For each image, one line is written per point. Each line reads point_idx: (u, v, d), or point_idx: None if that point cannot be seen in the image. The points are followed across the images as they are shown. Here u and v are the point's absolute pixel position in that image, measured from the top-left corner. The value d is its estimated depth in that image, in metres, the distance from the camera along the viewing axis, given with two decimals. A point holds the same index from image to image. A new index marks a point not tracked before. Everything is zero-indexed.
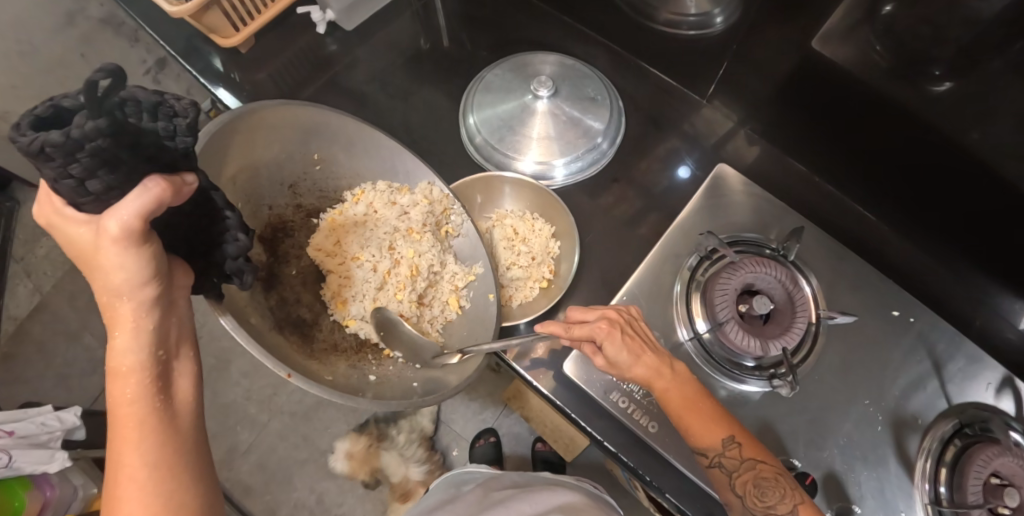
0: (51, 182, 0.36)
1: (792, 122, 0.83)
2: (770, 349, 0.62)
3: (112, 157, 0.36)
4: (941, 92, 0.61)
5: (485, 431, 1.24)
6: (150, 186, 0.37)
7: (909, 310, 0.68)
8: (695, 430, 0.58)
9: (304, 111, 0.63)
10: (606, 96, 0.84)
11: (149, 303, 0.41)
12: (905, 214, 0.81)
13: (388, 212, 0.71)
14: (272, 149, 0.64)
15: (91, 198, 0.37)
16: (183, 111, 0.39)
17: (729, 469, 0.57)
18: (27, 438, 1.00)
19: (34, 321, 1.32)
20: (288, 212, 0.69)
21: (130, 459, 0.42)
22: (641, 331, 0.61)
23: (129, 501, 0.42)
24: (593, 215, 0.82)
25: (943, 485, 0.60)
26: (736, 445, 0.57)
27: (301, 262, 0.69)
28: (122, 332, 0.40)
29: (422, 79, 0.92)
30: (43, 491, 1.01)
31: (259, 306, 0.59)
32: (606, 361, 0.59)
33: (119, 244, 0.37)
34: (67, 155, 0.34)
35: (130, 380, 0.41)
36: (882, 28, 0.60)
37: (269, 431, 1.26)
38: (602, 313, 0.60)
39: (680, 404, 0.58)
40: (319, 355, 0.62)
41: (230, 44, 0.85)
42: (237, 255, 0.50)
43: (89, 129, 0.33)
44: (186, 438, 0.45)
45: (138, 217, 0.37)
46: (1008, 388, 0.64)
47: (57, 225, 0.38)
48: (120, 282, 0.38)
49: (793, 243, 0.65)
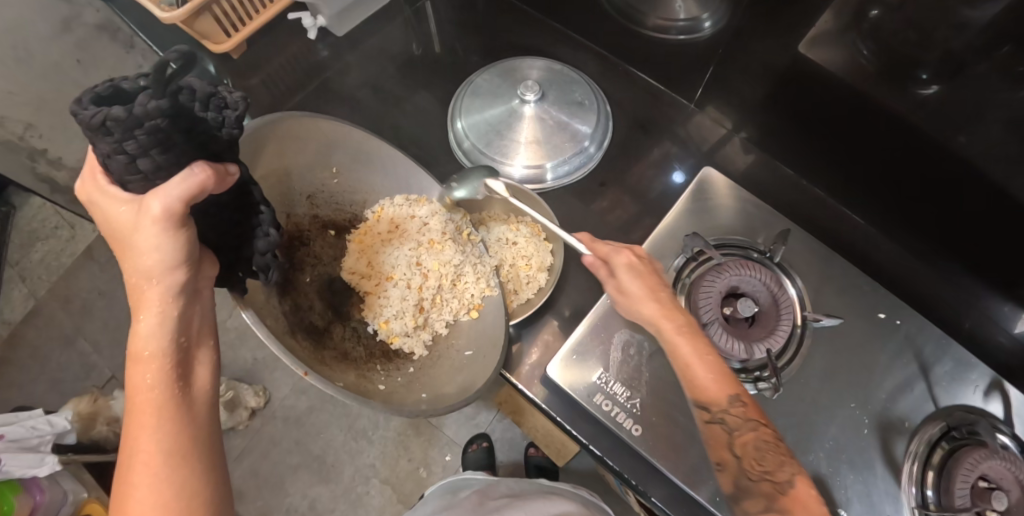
0: (101, 157, 0.37)
1: (788, 129, 0.83)
2: (754, 352, 0.62)
3: (167, 138, 0.36)
4: (928, 95, 0.61)
5: (478, 436, 1.24)
6: (196, 170, 0.38)
7: (896, 313, 0.67)
8: (696, 377, 0.57)
9: (333, 127, 0.66)
10: (594, 100, 0.85)
11: (174, 289, 0.42)
12: (902, 223, 0.80)
13: (412, 224, 0.71)
14: (300, 157, 0.65)
15: (139, 177, 0.38)
16: (234, 103, 0.39)
17: (730, 426, 0.55)
18: (17, 442, 1.01)
19: (28, 326, 1.32)
20: (305, 221, 0.69)
21: (145, 443, 0.41)
22: (655, 270, 0.64)
23: (141, 487, 0.41)
24: (584, 220, 0.83)
25: (930, 488, 0.60)
26: (740, 403, 0.56)
27: (315, 271, 0.69)
28: (148, 316, 0.41)
29: (413, 85, 0.93)
30: (32, 495, 1.01)
31: (274, 310, 0.59)
32: (618, 290, 0.63)
33: (158, 225, 0.38)
34: (126, 131, 0.35)
35: (151, 365, 0.42)
36: (867, 30, 0.61)
37: (263, 436, 1.26)
38: (621, 246, 0.64)
39: (688, 353, 0.57)
40: (330, 362, 0.61)
41: (222, 50, 0.85)
42: (266, 251, 0.50)
43: (151, 108, 0.34)
44: (202, 426, 0.44)
45: (181, 201, 0.38)
46: (996, 391, 0.64)
47: (99, 205, 0.40)
48: (151, 265, 0.40)
49: (780, 245, 0.66)
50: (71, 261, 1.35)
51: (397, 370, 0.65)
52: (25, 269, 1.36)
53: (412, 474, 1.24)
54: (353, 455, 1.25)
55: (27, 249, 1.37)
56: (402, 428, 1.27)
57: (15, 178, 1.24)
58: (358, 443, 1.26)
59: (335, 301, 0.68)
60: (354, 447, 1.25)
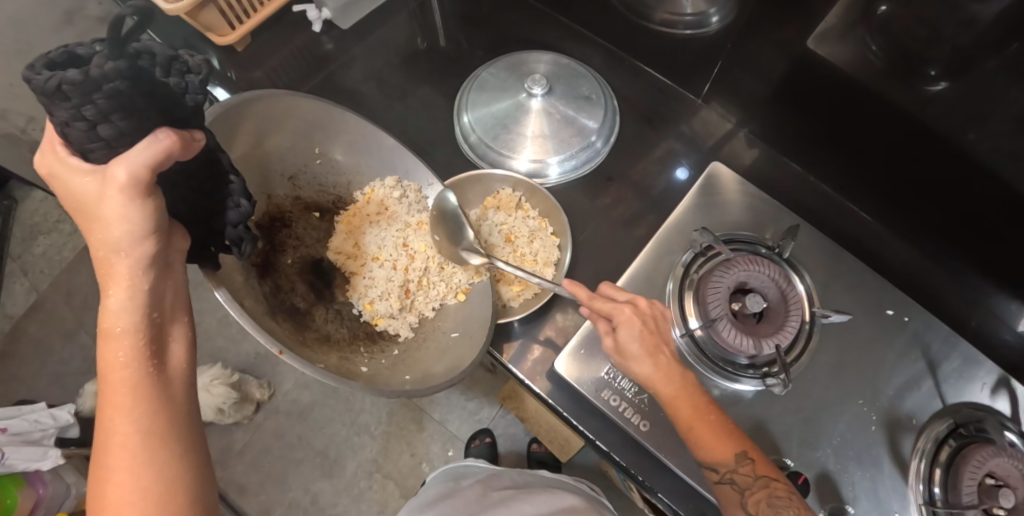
0: (61, 127, 0.37)
1: (792, 124, 0.83)
2: (763, 347, 0.61)
3: (128, 103, 0.37)
4: (937, 92, 0.61)
5: (481, 432, 1.24)
6: (161, 136, 0.37)
7: (904, 310, 0.67)
8: (705, 443, 0.57)
9: (311, 106, 0.65)
10: (601, 95, 0.84)
11: (145, 261, 0.40)
12: (906, 220, 0.80)
13: (399, 207, 0.70)
14: (277, 139, 0.64)
15: (101, 144, 0.37)
16: (197, 66, 0.42)
17: (741, 486, 0.56)
18: (20, 435, 1.01)
19: (30, 320, 1.32)
20: (287, 202, 0.68)
21: (120, 425, 0.42)
22: (662, 330, 0.59)
23: (119, 470, 0.42)
24: (589, 215, 0.82)
25: (937, 485, 0.59)
26: (749, 461, 0.57)
27: (298, 252, 0.67)
28: (117, 291, 0.40)
29: (418, 79, 0.92)
30: (36, 489, 1.02)
31: (252, 291, 0.58)
32: (613, 345, 0.58)
33: (124, 194, 0.36)
34: (84, 95, 0.35)
35: (123, 342, 0.41)
36: (878, 28, 0.60)
37: (265, 430, 1.25)
38: (631, 298, 0.60)
39: (688, 413, 0.57)
40: (310, 344, 0.60)
41: (227, 42, 0.85)
42: (238, 223, 0.50)
43: (109, 70, 0.35)
44: (179, 407, 0.45)
45: (147, 168, 0.36)
46: (1003, 389, 0.64)
47: (59, 175, 0.39)
48: (119, 237, 0.38)
49: (789, 241, 0.65)
50: (73, 255, 1.35)
51: (380, 353, 0.64)
52: (27, 263, 1.35)
53: (414, 469, 1.24)
54: (356, 449, 1.25)
55: (29, 243, 1.37)
56: (404, 423, 1.27)
57: (15, 171, 1.23)
58: (360, 438, 1.26)
59: (319, 282, 0.68)
60: (357, 442, 1.25)
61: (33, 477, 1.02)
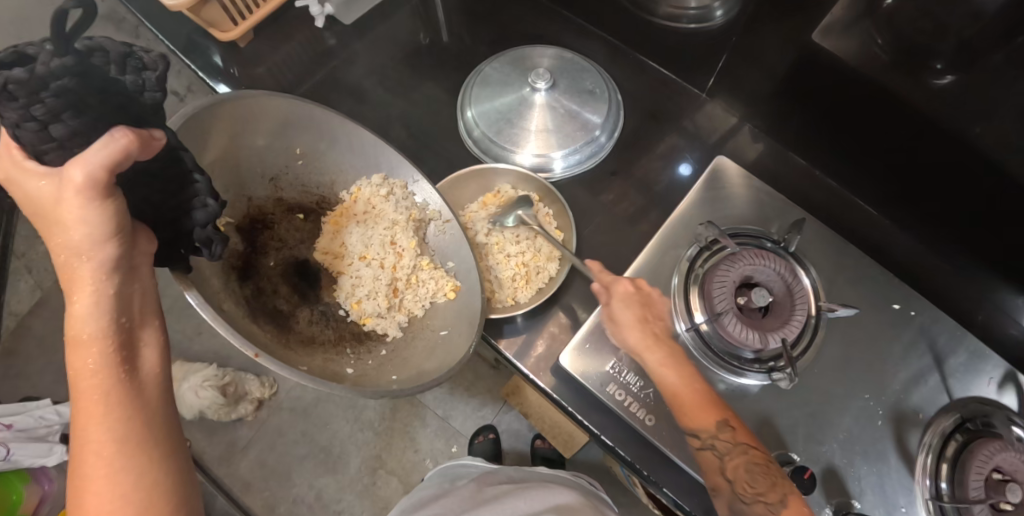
0: (12, 128, 0.37)
1: (796, 118, 0.82)
2: (769, 341, 0.61)
3: (78, 100, 0.37)
4: (943, 86, 0.60)
5: (485, 428, 1.24)
6: (117, 136, 0.36)
7: (910, 304, 0.67)
8: (683, 407, 0.58)
9: (285, 103, 0.62)
10: (605, 89, 0.84)
11: (110, 265, 0.40)
12: (915, 212, 0.79)
13: (387, 205, 0.69)
14: (258, 138, 0.63)
15: (54, 144, 0.37)
16: (152, 64, 0.41)
17: (721, 452, 0.57)
18: (26, 432, 1.03)
19: (34, 317, 1.32)
20: (269, 205, 0.68)
21: (95, 433, 0.42)
22: (656, 307, 0.63)
23: (95, 477, 0.42)
24: (591, 210, 0.82)
25: (944, 481, 0.59)
26: (729, 428, 0.57)
27: (280, 254, 0.67)
28: (82, 298, 0.40)
29: (420, 75, 0.92)
30: (42, 484, 1.02)
31: (232, 294, 0.57)
32: (608, 314, 0.63)
33: (82, 196, 0.36)
34: (31, 94, 0.35)
35: (92, 349, 0.41)
36: (884, 21, 0.60)
37: (269, 427, 1.26)
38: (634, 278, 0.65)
39: (674, 379, 0.59)
40: (293, 345, 0.59)
41: (229, 38, 0.84)
42: (206, 223, 0.48)
43: (56, 67, 0.35)
44: (155, 411, 0.45)
45: (104, 168, 0.36)
46: (1010, 383, 0.63)
47: (16, 180, 0.38)
48: (79, 240, 0.38)
49: (795, 234, 0.65)
50: None
51: (368, 353, 0.64)
52: (31, 260, 1.35)
53: (418, 465, 1.25)
54: (359, 446, 1.25)
55: (33, 240, 1.37)
56: (408, 420, 1.27)
57: None
58: (363, 434, 1.26)
59: (302, 285, 0.67)
60: (360, 438, 1.26)
61: (38, 472, 1.02)
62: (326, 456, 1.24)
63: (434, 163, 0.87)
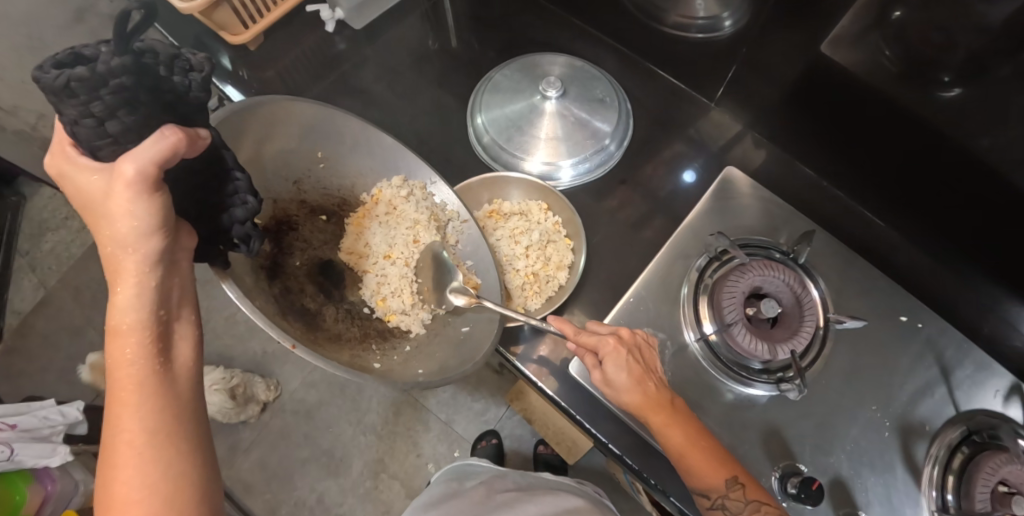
0: (70, 125, 0.37)
1: (804, 129, 0.83)
2: (778, 353, 0.61)
3: (132, 98, 0.37)
4: (950, 98, 0.61)
5: (487, 433, 1.24)
6: (167, 133, 0.36)
7: (917, 316, 0.67)
8: (691, 467, 0.56)
9: (313, 109, 0.62)
10: (615, 98, 0.84)
11: (152, 258, 0.40)
12: (923, 225, 0.80)
13: (407, 206, 0.69)
14: (285, 141, 0.62)
15: (109, 140, 0.37)
16: (199, 65, 0.42)
17: (732, 511, 0.55)
18: (29, 432, 1.01)
19: (36, 316, 1.32)
20: (292, 206, 0.66)
21: (128, 424, 0.42)
22: (648, 359, 0.60)
23: (125, 468, 0.42)
24: (598, 217, 0.82)
25: (950, 492, 0.59)
26: (739, 486, 0.56)
27: (305, 255, 0.66)
28: (125, 287, 0.40)
29: (429, 80, 0.92)
30: (44, 485, 1.02)
31: (263, 292, 0.57)
32: (602, 377, 0.58)
33: (131, 189, 0.36)
34: (91, 91, 0.35)
35: (129, 339, 0.41)
36: (892, 33, 0.60)
37: (271, 429, 1.26)
38: (614, 330, 0.60)
39: (680, 442, 0.56)
40: (322, 342, 0.59)
41: (240, 41, 0.85)
42: (245, 219, 0.49)
43: (115, 66, 0.35)
44: (185, 404, 0.45)
45: (153, 164, 0.36)
46: (1015, 396, 0.64)
47: (70, 176, 0.39)
48: (126, 232, 0.38)
49: (805, 246, 0.65)
50: (81, 252, 1.35)
51: (392, 349, 0.63)
52: (35, 259, 1.35)
53: (420, 469, 1.24)
54: (361, 449, 1.25)
55: (36, 239, 1.36)
56: (411, 423, 1.27)
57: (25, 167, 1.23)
58: (365, 438, 1.26)
59: (327, 284, 0.66)
60: (362, 441, 1.26)
61: (40, 473, 1.02)
62: (328, 459, 1.24)
63: (442, 168, 0.87)
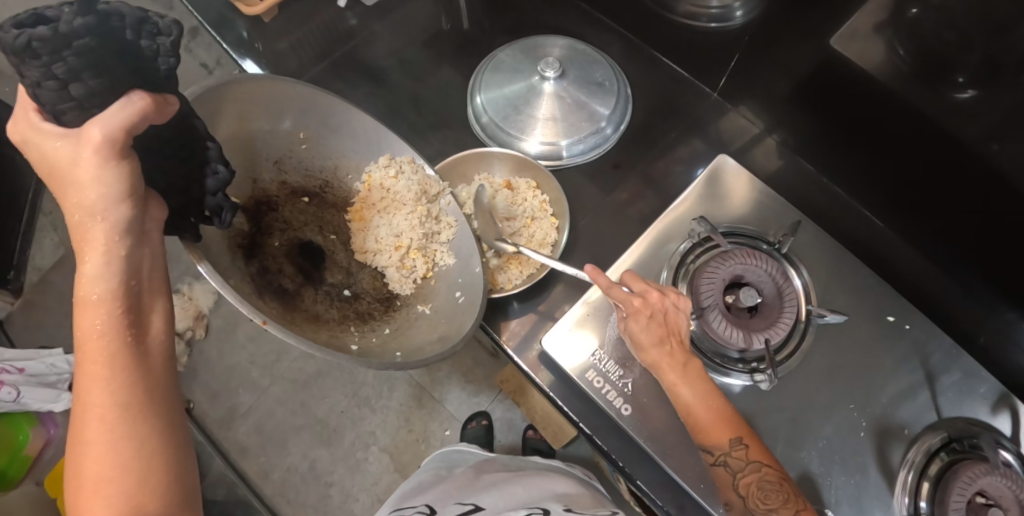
0: (32, 88, 0.37)
1: (813, 128, 0.81)
2: (753, 341, 0.61)
3: (98, 60, 0.38)
4: (963, 100, 0.58)
5: (479, 414, 1.26)
6: (135, 98, 0.38)
7: (906, 317, 0.66)
8: (695, 423, 0.56)
9: (291, 88, 0.63)
10: (614, 81, 0.84)
11: (121, 226, 0.41)
12: (922, 231, 0.78)
13: (399, 186, 0.69)
14: (262, 120, 0.63)
15: (72, 104, 0.38)
16: (167, 29, 0.41)
17: (733, 469, 0.55)
18: (37, 377, 1.05)
19: (56, 273, 1.38)
20: (273, 187, 0.68)
21: (98, 398, 0.42)
22: (675, 323, 0.58)
23: (97, 442, 0.42)
24: (595, 201, 0.82)
25: (924, 500, 0.58)
26: (743, 446, 0.55)
27: (285, 235, 0.67)
28: (93, 259, 0.40)
29: (438, 59, 0.93)
30: (47, 429, 1.08)
31: (239, 270, 0.59)
32: (625, 330, 0.59)
33: (99, 154, 0.37)
34: (54, 53, 0.36)
35: (101, 310, 0.41)
36: (906, 30, 0.57)
37: (269, 394, 1.29)
38: (644, 290, 0.57)
39: (693, 396, 0.56)
40: (300, 322, 0.60)
41: (255, 12, 0.85)
42: (217, 191, 0.52)
43: (78, 26, 0.36)
44: (157, 380, 0.46)
45: (122, 128, 0.38)
46: (1005, 407, 0.62)
47: (32, 140, 0.39)
48: (95, 200, 0.39)
49: (789, 237, 0.65)
50: None
51: (372, 331, 0.64)
52: (57, 219, 1.41)
53: (411, 445, 1.26)
54: (355, 421, 1.28)
55: None
56: (405, 400, 1.29)
57: None
58: (360, 411, 1.28)
59: (307, 264, 0.67)
60: (357, 413, 1.28)
61: (45, 416, 1.08)
62: (321, 427, 1.27)
63: (442, 145, 0.88)
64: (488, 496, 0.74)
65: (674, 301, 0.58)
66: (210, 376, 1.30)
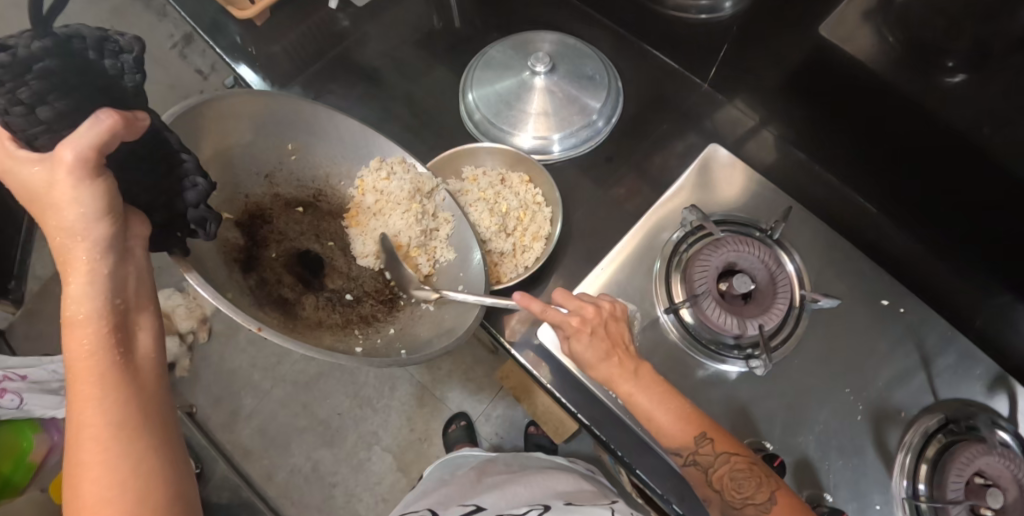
0: (2, 116, 0.38)
1: (802, 116, 0.82)
2: (747, 328, 0.61)
3: (62, 82, 0.39)
4: (954, 84, 0.58)
5: (457, 415, 1.25)
6: (102, 118, 0.37)
7: (899, 301, 0.66)
8: (657, 429, 0.56)
9: (273, 99, 0.64)
10: (605, 75, 0.84)
11: (102, 243, 0.41)
12: (915, 214, 0.78)
13: (391, 187, 0.70)
14: (246, 134, 0.63)
15: (42, 126, 0.38)
16: (128, 46, 0.42)
17: (704, 467, 0.54)
18: (39, 384, 1.08)
19: (56, 281, 1.38)
20: (266, 200, 0.68)
21: (91, 418, 0.42)
22: (618, 334, 0.58)
23: (92, 463, 0.43)
24: (588, 195, 0.82)
25: (922, 482, 0.58)
26: (709, 441, 0.54)
27: (281, 247, 0.67)
28: (77, 279, 0.41)
29: (429, 58, 0.94)
30: (51, 435, 1.08)
31: (236, 284, 0.59)
32: (571, 351, 0.59)
33: (72, 174, 0.37)
34: (17, 77, 0.36)
35: (87, 330, 0.42)
36: (894, 17, 0.58)
37: (271, 397, 1.29)
38: (580, 307, 0.57)
39: (658, 409, 0.56)
40: (302, 329, 0.60)
41: (246, 16, 0.88)
42: (198, 202, 0.51)
43: (37, 49, 0.37)
44: (149, 398, 0.46)
45: (92, 149, 0.37)
46: (1001, 389, 0.62)
47: (9, 169, 0.39)
48: (73, 220, 0.39)
49: (780, 223, 0.65)
50: None
51: (376, 332, 0.65)
52: None
53: (414, 444, 1.27)
54: (357, 421, 1.28)
55: None
56: (407, 399, 1.30)
57: None
58: (361, 411, 1.29)
59: (305, 273, 0.67)
60: (358, 414, 1.28)
61: (49, 424, 1.08)
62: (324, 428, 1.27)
63: (436, 143, 0.89)
64: (490, 492, 0.75)
65: (610, 311, 0.59)
66: (212, 381, 1.30)
